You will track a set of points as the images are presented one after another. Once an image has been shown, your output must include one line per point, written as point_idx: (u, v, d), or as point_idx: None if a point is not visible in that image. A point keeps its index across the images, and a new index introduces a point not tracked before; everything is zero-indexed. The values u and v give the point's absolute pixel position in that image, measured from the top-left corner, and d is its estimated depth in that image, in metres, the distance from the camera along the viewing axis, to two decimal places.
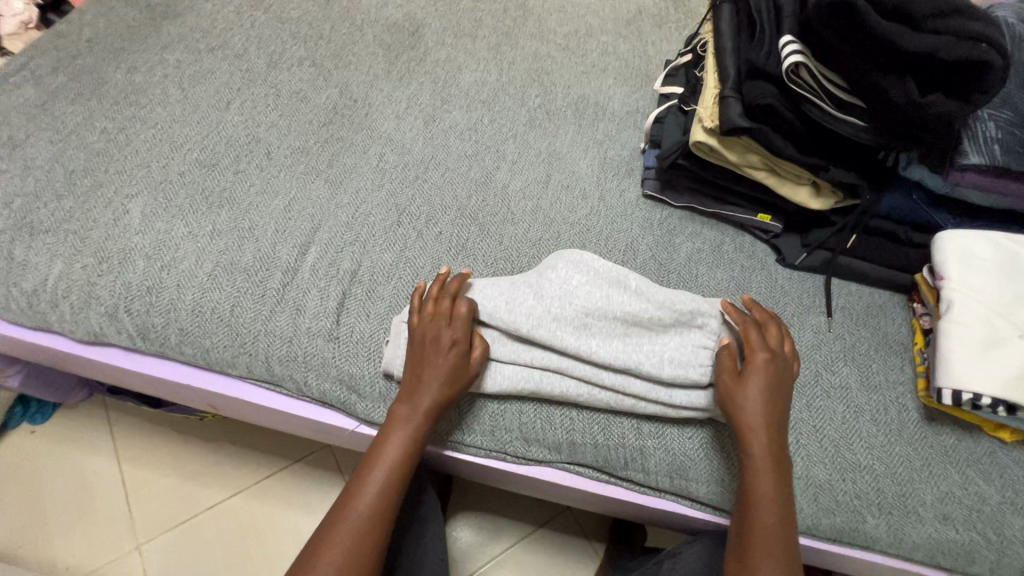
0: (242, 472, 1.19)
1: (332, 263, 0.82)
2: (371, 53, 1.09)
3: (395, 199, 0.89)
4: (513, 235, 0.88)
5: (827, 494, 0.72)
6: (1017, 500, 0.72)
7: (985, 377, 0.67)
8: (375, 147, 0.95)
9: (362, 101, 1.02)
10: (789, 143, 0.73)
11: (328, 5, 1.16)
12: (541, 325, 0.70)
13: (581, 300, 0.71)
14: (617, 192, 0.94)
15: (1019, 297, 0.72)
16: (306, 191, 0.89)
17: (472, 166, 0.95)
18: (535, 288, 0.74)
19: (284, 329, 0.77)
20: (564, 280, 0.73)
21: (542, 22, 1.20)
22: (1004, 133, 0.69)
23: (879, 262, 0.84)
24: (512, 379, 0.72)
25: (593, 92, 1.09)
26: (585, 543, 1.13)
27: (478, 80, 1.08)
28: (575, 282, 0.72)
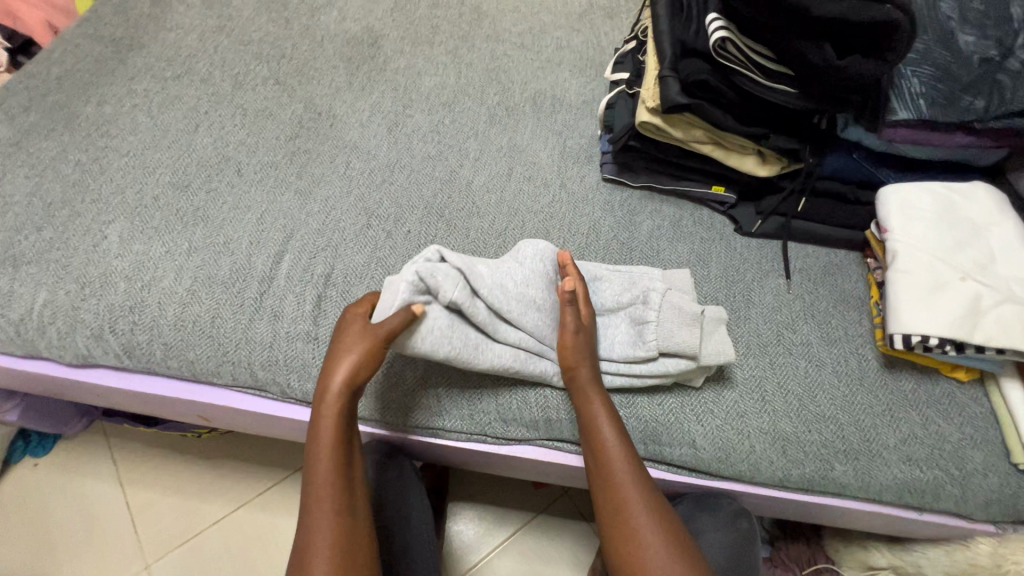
0: (243, 485, 1.22)
1: (306, 268, 0.85)
2: (333, 66, 1.13)
3: (364, 204, 0.93)
4: (479, 227, 0.91)
5: (795, 446, 0.75)
6: (976, 435, 0.75)
7: (931, 319, 0.70)
8: (341, 156, 0.99)
9: (327, 113, 1.05)
10: (729, 115, 0.77)
11: (288, 24, 1.19)
12: (528, 312, 0.74)
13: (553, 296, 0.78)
14: (578, 178, 0.98)
15: (960, 242, 0.75)
16: (277, 204, 0.92)
17: (436, 166, 0.99)
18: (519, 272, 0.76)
19: (264, 335, 0.80)
20: (542, 272, 0.77)
21: (496, 23, 1.24)
22: (928, 87, 0.72)
23: (830, 222, 0.87)
24: (502, 358, 0.73)
25: (549, 86, 1.13)
26: (584, 524, 1.15)
27: (438, 84, 1.11)
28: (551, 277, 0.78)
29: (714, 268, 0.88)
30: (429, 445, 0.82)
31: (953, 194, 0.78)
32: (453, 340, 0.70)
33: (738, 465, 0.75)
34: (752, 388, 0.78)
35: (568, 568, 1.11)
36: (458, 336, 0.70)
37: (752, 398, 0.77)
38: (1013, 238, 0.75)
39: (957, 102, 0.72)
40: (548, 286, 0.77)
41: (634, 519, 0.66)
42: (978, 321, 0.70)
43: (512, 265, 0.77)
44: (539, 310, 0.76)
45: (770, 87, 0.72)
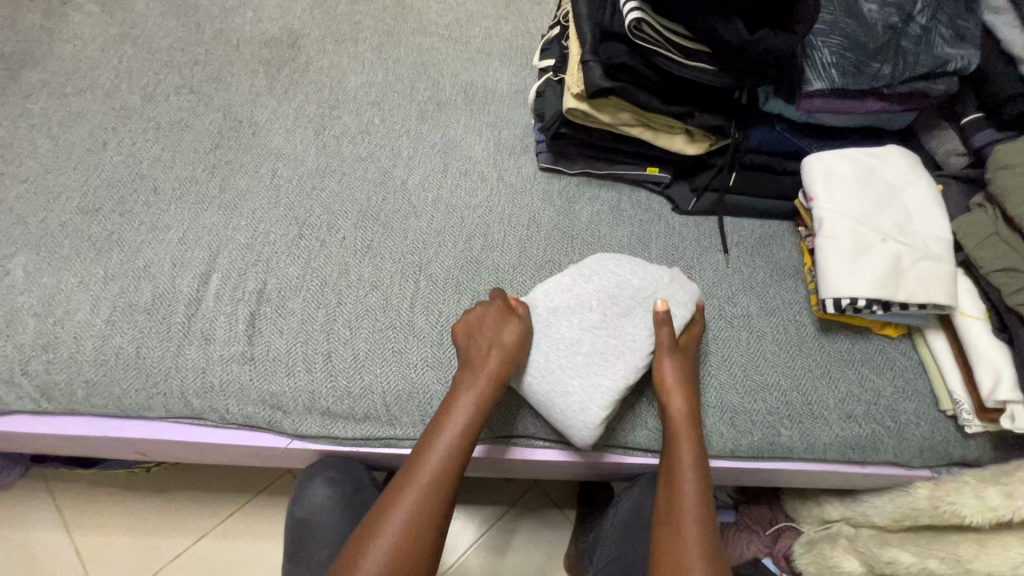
0: (201, 516, 1.15)
1: (236, 286, 0.81)
2: (251, 71, 1.07)
3: (294, 213, 0.89)
4: (417, 228, 0.89)
5: (741, 416, 0.77)
6: (907, 387, 0.79)
7: (857, 282, 0.73)
8: (267, 165, 0.94)
9: (248, 121, 1.00)
10: (653, 97, 0.77)
11: (199, 29, 1.12)
12: (606, 345, 0.74)
13: (589, 333, 0.74)
14: (515, 169, 0.97)
15: (879, 204, 0.78)
16: (199, 220, 0.87)
17: (368, 168, 0.95)
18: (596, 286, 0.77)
19: (195, 361, 0.76)
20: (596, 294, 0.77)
21: (422, 16, 1.20)
22: (838, 56, 0.74)
23: (760, 194, 0.90)
24: (620, 381, 0.71)
25: (480, 77, 1.11)
26: (558, 512, 1.13)
27: (366, 82, 1.07)
28: (592, 305, 0.76)
29: (654, 248, 0.89)
30: (382, 455, 0.79)
31: (869, 158, 0.81)
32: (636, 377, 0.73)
33: None
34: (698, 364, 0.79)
35: (545, 557, 1.09)
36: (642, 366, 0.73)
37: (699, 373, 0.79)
38: (928, 197, 0.78)
39: (866, 70, 0.74)
40: (595, 319, 0.75)
41: None
42: (900, 279, 0.73)
43: (595, 277, 0.78)
44: (602, 340, 0.74)
45: (689, 66, 0.72)
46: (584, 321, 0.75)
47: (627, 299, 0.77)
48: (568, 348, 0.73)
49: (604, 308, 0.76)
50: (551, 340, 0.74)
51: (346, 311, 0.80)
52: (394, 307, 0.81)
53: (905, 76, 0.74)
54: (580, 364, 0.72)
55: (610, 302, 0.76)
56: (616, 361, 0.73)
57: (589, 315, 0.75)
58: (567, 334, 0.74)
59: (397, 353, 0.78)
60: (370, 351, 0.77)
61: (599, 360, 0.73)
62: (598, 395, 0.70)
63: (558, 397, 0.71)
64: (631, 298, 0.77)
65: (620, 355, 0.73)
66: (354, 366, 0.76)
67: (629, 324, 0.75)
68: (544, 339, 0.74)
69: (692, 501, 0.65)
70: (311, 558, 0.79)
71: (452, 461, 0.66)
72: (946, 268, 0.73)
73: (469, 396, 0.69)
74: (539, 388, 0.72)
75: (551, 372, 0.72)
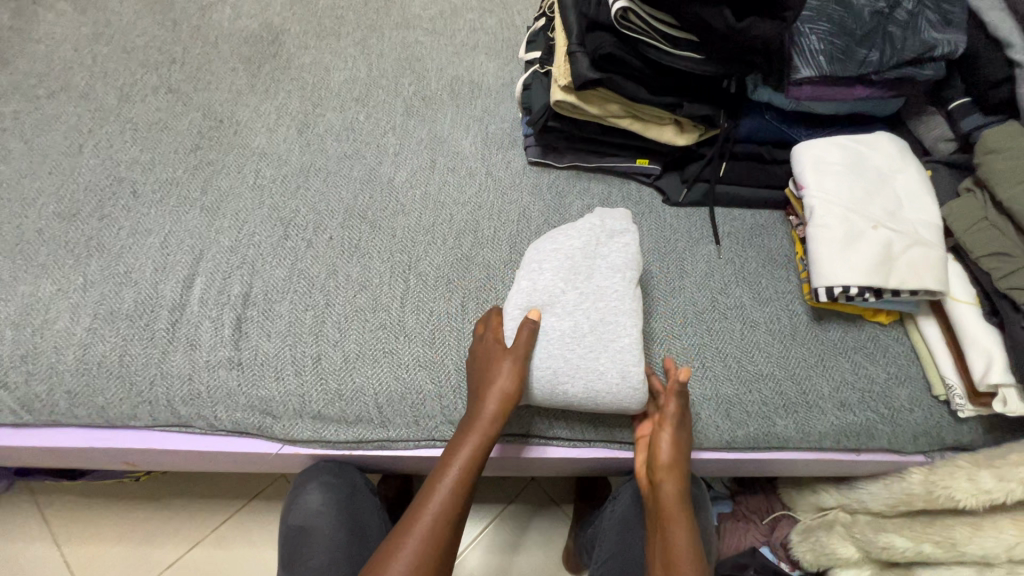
0: (194, 523, 1.13)
1: (221, 290, 0.79)
2: (231, 69, 1.05)
3: (278, 213, 0.87)
4: (405, 225, 0.87)
5: (736, 408, 0.76)
6: (900, 373, 0.79)
7: (850, 270, 0.72)
8: (250, 165, 0.92)
9: (229, 120, 0.98)
10: (641, 87, 0.77)
11: (176, 27, 1.10)
12: (597, 313, 0.71)
13: (575, 313, 0.71)
14: (504, 163, 0.96)
15: (869, 191, 0.77)
16: (182, 223, 0.85)
17: (354, 166, 0.94)
18: (546, 266, 0.75)
19: (181, 368, 0.74)
20: (555, 272, 0.74)
21: (405, 9, 1.18)
22: (827, 43, 0.73)
23: (750, 184, 0.89)
24: (634, 333, 0.71)
25: (466, 71, 1.09)
26: (555, 508, 1.12)
27: (350, 78, 1.05)
28: (558, 286, 0.73)
29: (645, 241, 0.88)
30: (376, 457, 0.78)
31: (858, 145, 0.81)
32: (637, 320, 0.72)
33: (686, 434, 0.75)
34: (693, 357, 0.79)
35: (543, 553, 1.08)
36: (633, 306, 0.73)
37: (693, 365, 0.78)
38: (917, 183, 0.78)
39: (854, 56, 0.73)
40: (571, 300, 0.72)
41: None
42: (892, 266, 0.73)
43: (536, 261, 0.76)
44: (593, 308, 0.72)
45: (676, 55, 0.72)
46: (569, 307, 0.71)
47: (579, 262, 0.75)
48: (573, 337, 0.70)
49: (571, 283, 0.73)
50: (556, 338, 0.70)
51: (335, 312, 0.79)
52: (383, 307, 0.79)
53: (892, 62, 0.74)
54: (598, 343, 0.70)
55: (569, 274, 0.74)
56: (616, 319, 0.71)
57: (563, 296, 0.72)
58: (563, 326, 0.70)
59: (389, 354, 0.76)
60: (361, 352, 0.76)
61: (604, 326, 0.71)
62: (629, 359, 0.69)
63: (598, 383, 0.69)
64: (582, 257, 0.75)
65: (617, 312, 0.72)
66: (345, 368, 0.75)
67: (602, 287, 0.73)
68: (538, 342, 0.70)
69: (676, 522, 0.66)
70: (306, 563, 0.78)
71: (461, 489, 0.65)
72: (937, 254, 0.73)
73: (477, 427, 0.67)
74: (577, 385, 0.69)
75: (579, 367, 0.69)
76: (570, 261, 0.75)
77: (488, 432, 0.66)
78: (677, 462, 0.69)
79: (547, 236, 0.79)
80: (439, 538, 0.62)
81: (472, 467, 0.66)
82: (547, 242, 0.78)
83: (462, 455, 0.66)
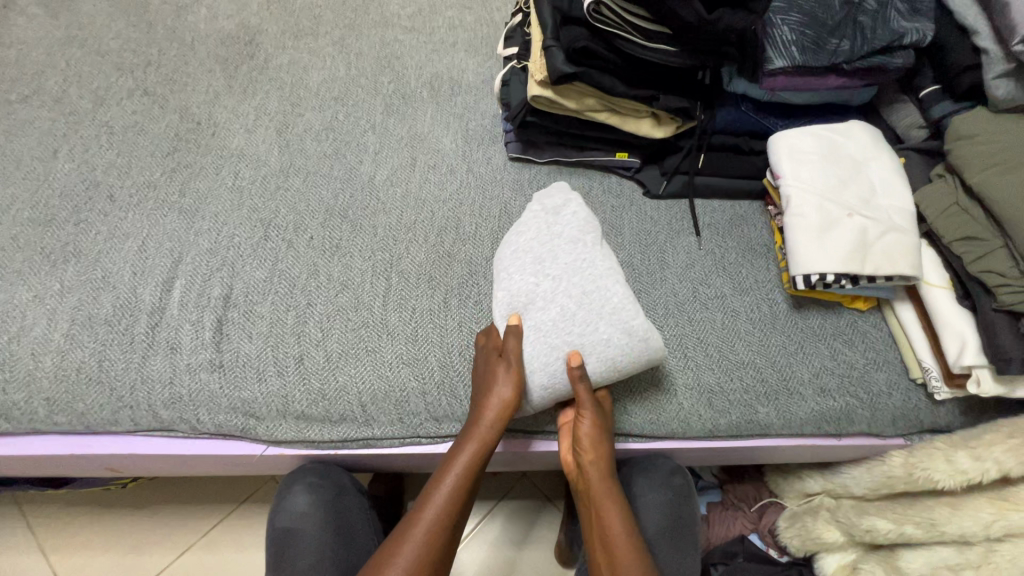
0: (183, 529, 1.13)
1: (201, 292, 0.79)
2: (208, 70, 1.04)
3: (258, 214, 0.87)
4: (386, 224, 0.87)
5: (719, 396, 0.77)
6: (878, 358, 0.80)
7: (826, 258, 0.73)
8: (229, 167, 0.92)
9: (206, 121, 0.97)
10: (617, 81, 0.77)
11: (151, 28, 1.08)
12: (578, 287, 0.71)
13: (559, 296, 0.71)
14: (484, 160, 0.96)
15: (843, 179, 0.78)
16: (160, 226, 0.84)
17: (334, 165, 0.93)
18: (513, 270, 0.75)
19: (162, 372, 0.73)
20: (523, 270, 0.74)
21: (384, 8, 1.17)
22: (798, 33, 0.74)
23: (729, 175, 0.90)
24: (620, 292, 0.71)
25: (446, 68, 1.09)
26: (546, 502, 1.13)
27: (328, 77, 1.05)
28: (531, 280, 0.73)
29: (626, 233, 0.88)
30: (363, 456, 0.78)
31: (832, 134, 0.82)
32: (615, 279, 0.72)
33: (670, 424, 0.76)
34: (675, 347, 0.80)
35: (535, 547, 1.09)
36: (608, 267, 0.73)
37: (675, 355, 0.79)
38: (890, 170, 0.80)
39: (825, 46, 0.74)
40: (549, 287, 0.72)
41: None
42: (867, 253, 0.74)
43: (504, 268, 0.77)
44: (573, 285, 0.72)
45: (651, 47, 0.72)
46: (548, 297, 0.71)
47: (542, 250, 0.75)
48: (566, 322, 0.70)
49: (540, 273, 0.73)
50: (551, 330, 0.70)
51: (316, 312, 0.78)
52: (366, 306, 0.79)
53: (865, 51, 0.74)
54: (593, 317, 0.70)
55: (536, 266, 0.74)
56: (597, 286, 0.71)
57: (542, 287, 0.72)
58: (552, 313, 0.70)
59: (371, 352, 0.76)
60: (344, 351, 0.76)
61: (590, 296, 0.71)
62: (626, 316, 0.70)
63: (611, 353, 0.69)
64: (539, 244, 0.76)
65: (596, 277, 0.72)
66: (328, 367, 0.75)
67: (568, 266, 0.73)
68: (533, 337, 0.70)
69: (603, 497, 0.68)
70: (294, 565, 0.77)
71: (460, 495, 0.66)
72: (911, 239, 0.74)
73: (474, 436, 0.67)
74: (591, 364, 0.69)
75: (588, 349, 0.69)
76: (533, 255, 0.75)
77: (487, 440, 0.67)
78: (598, 444, 0.69)
79: (509, 239, 0.80)
80: (439, 541, 0.63)
81: (472, 471, 0.67)
82: (511, 245, 0.79)
83: (461, 460, 0.66)
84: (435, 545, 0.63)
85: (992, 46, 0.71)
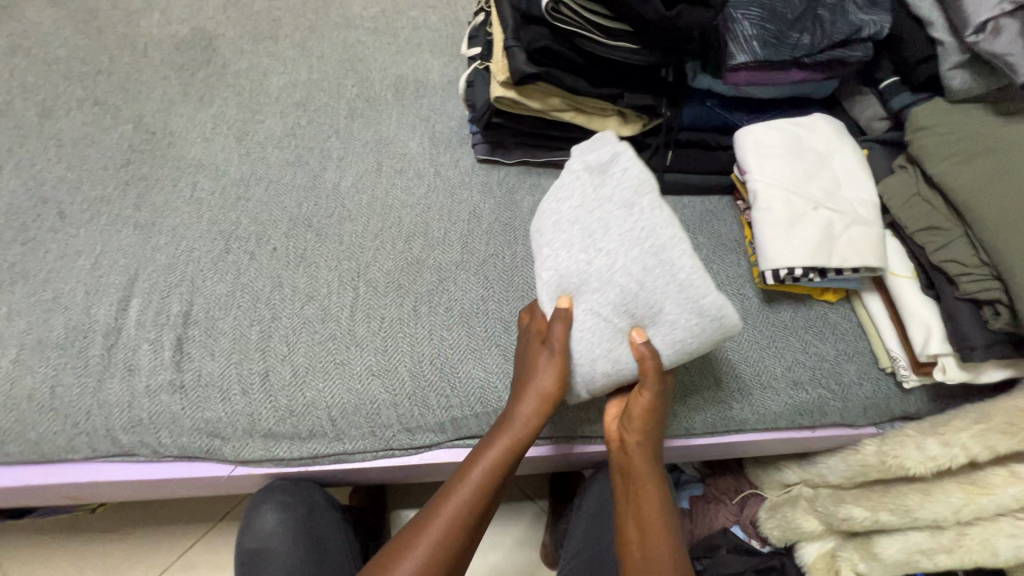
0: (157, 551, 1.09)
1: (159, 310, 0.76)
2: (163, 77, 1.00)
3: (218, 226, 0.84)
4: (352, 231, 0.85)
5: (694, 394, 0.77)
6: (848, 349, 0.81)
7: (794, 252, 0.74)
8: (186, 178, 0.88)
9: (162, 131, 0.93)
10: (580, 79, 0.76)
11: (101, 35, 1.04)
12: (638, 263, 0.63)
13: (616, 277, 0.64)
14: (452, 163, 0.94)
15: (809, 172, 0.79)
16: (114, 242, 0.81)
17: (297, 173, 0.91)
18: (560, 246, 0.68)
19: (119, 396, 0.70)
20: (570, 247, 0.67)
21: (346, 8, 1.14)
22: (759, 28, 0.73)
23: (697, 171, 0.90)
24: (688, 264, 0.62)
25: (411, 69, 1.07)
26: (529, 504, 1.12)
27: (289, 82, 1.02)
28: (583, 257, 0.66)
29: None
30: (335, 472, 0.76)
31: (796, 127, 0.82)
32: (680, 248, 0.63)
33: None
34: None
35: (519, 551, 1.08)
36: (669, 232, 0.63)
37: None
38: (854, 162, 0.80)
39: (787, 40, 0.74)
40: (604, 266, 0.65)
41: None
42: (834, 246, 0.74)
43: (549, 243, 0.70)
44: (630, 262, 0.64)
45: (612, 45, 0.71)
46: (604, 276, 0.65)
47: (589, 221, 0.67)
48: (626, 304, 0.64)
49: (592, 249, 0.66)
50: (610, 314, 0.65)
51: (281, 325, 0.76)
52: (333, 317, 0.77)
53: (825, 45, 0.75)
54: (658, 297, 0.63)
55: (586, 240, 0.67)
56: (658, 259, 0.63)
57: (595, 267, 0.65)
58: (611, 295, 0.64)
59: (340, 365, 0.74)
60: (311, 365, 0.74)
61: (655, 273, 0.63)
62: (697, 291, 0.62)
63: (678, 334, 0.64)
64: (587, 214, 0.68)
65: (659, 247, 0.63)
66: (295, 383, 0.73)
67: (623, 235, 0.65)
68: (588, 326, 0.65)
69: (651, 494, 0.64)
70: None
71: (490, 485, 0.62)
72: (876, 231, 0.75)
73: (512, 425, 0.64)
74: (655, 348, 0.65)
75: (655, 332, 0.65)
76: (581, 228, 0.67)
77: (526, 426, 0.63)
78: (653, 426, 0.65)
79: (549, 208, 0.72)
80: (464, 533, 0.59)
81: (506, 460, 0.63)
82: (555, 214, 0.71)
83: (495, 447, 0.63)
84: (459, 536, 0.59)
85: (947, 38, 0.71)
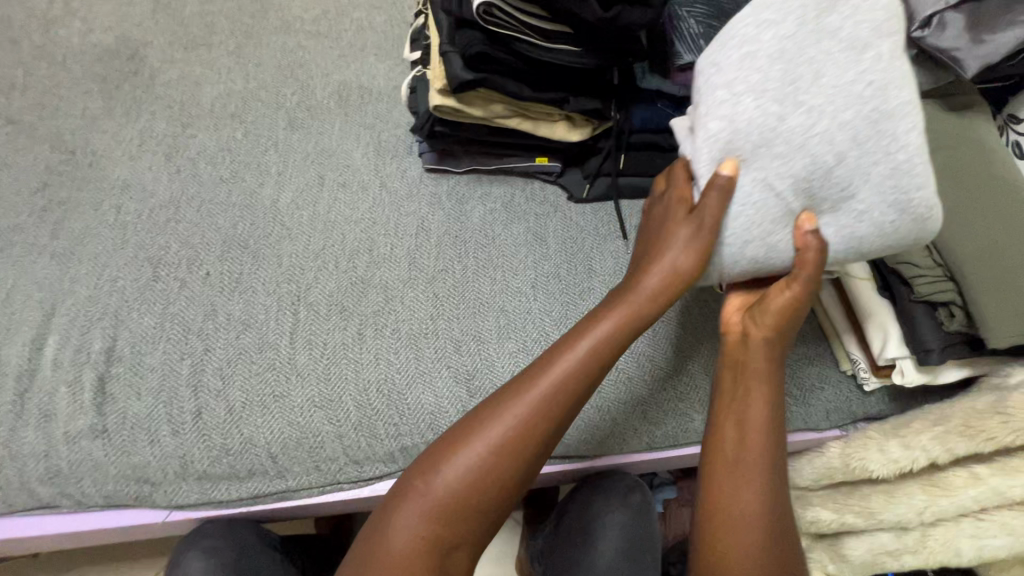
0: None
1: (79, 348, 0.70)
2: (84, 91, 0.93)
3: (145, 252, 0.78)
4: (292, 252, 0.80)
5: (653, 407, 0.75)
6: (809, 352, 0.79)
7: None
8: (110, 200, 0.82)
9: (83, 150, 0.87)
10: (523, 84, 0.72)
11: (15, 47, 0.96)
12: (854, 130, 0.55)
13: (813, 146, 0.56)
14: (398, 173, 0.89)
15: None
16: (29, 275, 0.75)
17: (232, 190, 0.85)
18: (750, 91, 0.57)
19: (35, 445, 0.65)
20: (756, 98, 0.57)
21: (284, 10, 1.08)
22: (704, 26, 0.73)
23: (652, 175, 0.87)
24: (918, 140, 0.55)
25: (354, 75, 1.01)
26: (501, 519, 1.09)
27: (223, 92, 0.96)
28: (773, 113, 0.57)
29: (552, 242, 0.84)
30: (280, 510, 0.73)
31: None
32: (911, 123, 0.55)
33: (606, 442, 0.74)
34: None
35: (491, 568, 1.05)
36: (893, 99, 0.55)
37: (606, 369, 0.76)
38: None
39: None
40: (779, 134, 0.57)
41: (730, 513, 0.61)
42: None
43: (719, 93, 0.59)
44: (834, 131, 0.56)
45: (553, 48, 0.68)
46: (795, 140, 0.57)
47: (797, 65, 0.56)
48: (807, 180, 0.58)
49: (790, 102, 0.56)
50: (783, 190, 0.58)
51: (215, 358, 0.71)
52: (271, 346, 0.73)
53: None
54: (857, 178, 0.56)
55: (780, 93, 0.57)
56: (883, 131, 0.55)
57: (792, 126, 0.57)
58: (796, 167, 0.57)
59: (279, 398, 0.70)
60: (248, 400, 0.69)
61: (870, 151, 0.56)
62: (909, 179, 0.55)
63: (855, 225, 0.58)
64: (795, 55, 0.57)
65: (898, 109, 0.55)
66: (230, 420, 0.68)
67: (837, 89, 0.56)
68: (746, 206, 0.59)
69: (757, 400, 0.63)
70: None
71: (576, 384, 0.62)
72: None
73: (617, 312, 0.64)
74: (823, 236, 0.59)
75: (828, 221, 0.59)
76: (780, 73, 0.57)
77: (639, 307, 0.64)
78: (769, 325, 0.63)
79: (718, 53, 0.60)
80: (535, 430, 0.61)
81: (595, 354, 0.63)
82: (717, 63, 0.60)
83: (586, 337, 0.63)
84: (534, 427, 0.61)
85: None
